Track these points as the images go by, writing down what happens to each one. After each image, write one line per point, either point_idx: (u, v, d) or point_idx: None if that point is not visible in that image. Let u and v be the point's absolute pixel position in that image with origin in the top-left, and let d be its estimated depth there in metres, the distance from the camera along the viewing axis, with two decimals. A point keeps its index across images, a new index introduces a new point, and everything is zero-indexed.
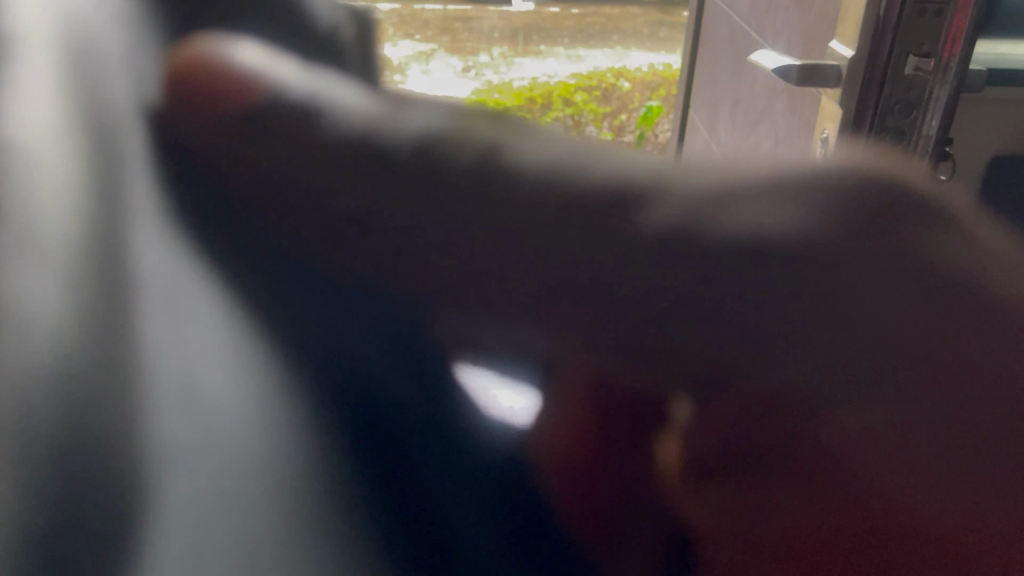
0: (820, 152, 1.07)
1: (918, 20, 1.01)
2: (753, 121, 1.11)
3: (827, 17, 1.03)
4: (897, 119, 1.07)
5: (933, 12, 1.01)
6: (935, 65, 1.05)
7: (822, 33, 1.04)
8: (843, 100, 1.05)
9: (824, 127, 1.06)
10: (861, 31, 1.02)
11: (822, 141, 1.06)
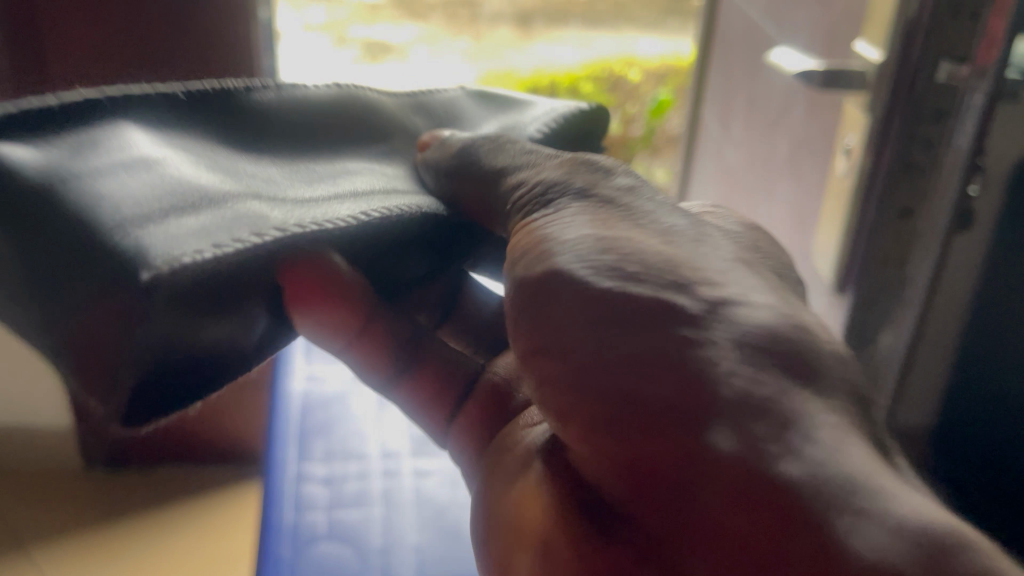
0: (844, 175, 0.58)
1: (949, 22, 0.46)
2: (768, 125, 0.71)
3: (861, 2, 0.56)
4: (924, 128, 0.50)
5: (968, 16, 0.46)
6: (965, 75, 0.45)
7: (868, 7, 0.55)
8: (870, 112, 0.53)
9: (850, 134, 0.57)
10: (891, 25, 0.50)
11: (846, 159, 0.57)
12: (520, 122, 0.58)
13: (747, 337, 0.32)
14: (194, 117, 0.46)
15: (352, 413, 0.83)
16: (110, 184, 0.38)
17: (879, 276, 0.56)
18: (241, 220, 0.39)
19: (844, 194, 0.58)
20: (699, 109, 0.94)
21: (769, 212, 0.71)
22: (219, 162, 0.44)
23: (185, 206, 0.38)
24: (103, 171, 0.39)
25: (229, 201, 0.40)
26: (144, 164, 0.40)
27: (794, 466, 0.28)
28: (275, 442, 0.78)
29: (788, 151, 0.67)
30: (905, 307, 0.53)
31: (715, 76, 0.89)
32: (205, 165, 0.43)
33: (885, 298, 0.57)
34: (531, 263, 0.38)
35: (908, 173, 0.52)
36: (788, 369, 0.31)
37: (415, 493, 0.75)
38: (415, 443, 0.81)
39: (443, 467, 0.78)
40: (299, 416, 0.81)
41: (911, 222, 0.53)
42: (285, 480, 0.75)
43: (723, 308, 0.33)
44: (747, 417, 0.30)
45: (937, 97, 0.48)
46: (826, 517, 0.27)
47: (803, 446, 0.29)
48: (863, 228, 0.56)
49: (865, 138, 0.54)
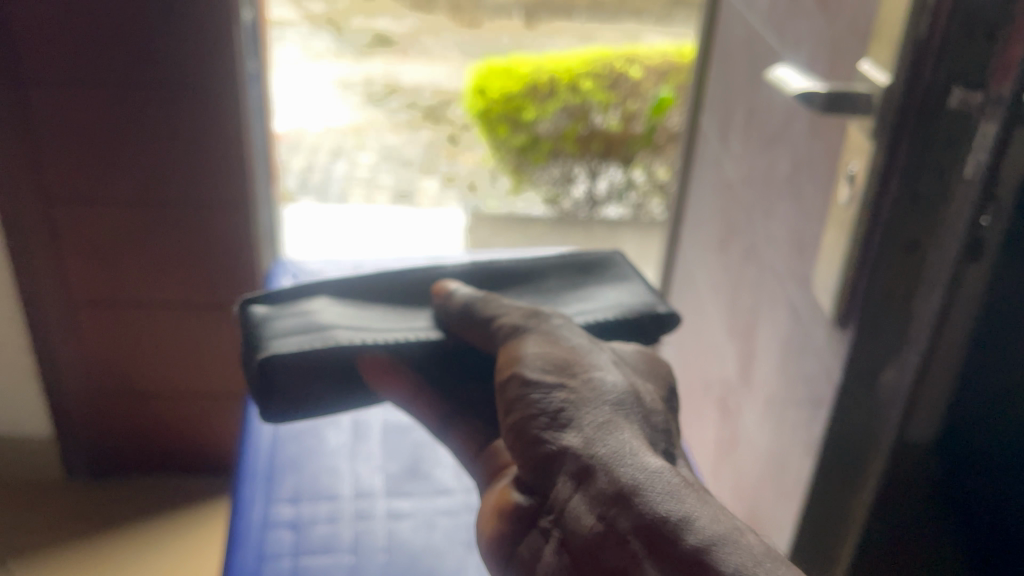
0: (845, 205, 0.51)
1: (964, 46, 0.40)
2: (767, 139, 0.66)
3: (865, 20, 0.50)
4: (934, 157, 0.43)
5: (984, 37, 0.39)
6: (981, 102, 0.39)
7: (870, 23, 0.49)
8: (876, 139, 0.47)
9: (852, 160, 0.50)
10: (900, 48, 0.44)
11: (848, 188, 0.50)
12: (583, 308, 0.61)
13: (600, 388, 0.40)
14: (345, 283, 0.63)
15: (327, 450, 0.79)
16: (280, 328, 0.57)
17: (883, 314, 0.48)
18: (312, 339, 0.55)
19: (842, 227, 0.51)
20: (701, 114, 0.89)
21: (768, 234, 0.65)
22: (354, 314, 0.60)
23: (309, 334, 0.56)
24: (280, 320, 0.58)
25: (323, 329, 0.56)
26: (303, 317, 0.58)
27: (598, 446, 0.37)
28: (243, 481, 0.74)
29: (786, 170, 0.61)
30: (908, 352, 0.46)
31: (716, 82, 0.84)
32: (347, 315, 0.59)
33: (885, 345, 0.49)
34: (500, 369, 0.43)
35: (914, 207, 0.45)
36: (619, 409, 0.40)
37: (387, 538, 0.71)
38: (389, 482, 0.77)
39: (414, 508, 0.74)
40: (267, 455, 0.77)
41: (918, 262, 0.45)
42: (251, 524, 0.71)
43: (583, 372, 0.41)
44: (572, 417, 0.38)
45: (950, 121, 0.42)
46: (608, 474, 0.35)
47: (606, 434, 0.37)
48: (868, 263, 0.49)
49: (869, 166, 0.48)
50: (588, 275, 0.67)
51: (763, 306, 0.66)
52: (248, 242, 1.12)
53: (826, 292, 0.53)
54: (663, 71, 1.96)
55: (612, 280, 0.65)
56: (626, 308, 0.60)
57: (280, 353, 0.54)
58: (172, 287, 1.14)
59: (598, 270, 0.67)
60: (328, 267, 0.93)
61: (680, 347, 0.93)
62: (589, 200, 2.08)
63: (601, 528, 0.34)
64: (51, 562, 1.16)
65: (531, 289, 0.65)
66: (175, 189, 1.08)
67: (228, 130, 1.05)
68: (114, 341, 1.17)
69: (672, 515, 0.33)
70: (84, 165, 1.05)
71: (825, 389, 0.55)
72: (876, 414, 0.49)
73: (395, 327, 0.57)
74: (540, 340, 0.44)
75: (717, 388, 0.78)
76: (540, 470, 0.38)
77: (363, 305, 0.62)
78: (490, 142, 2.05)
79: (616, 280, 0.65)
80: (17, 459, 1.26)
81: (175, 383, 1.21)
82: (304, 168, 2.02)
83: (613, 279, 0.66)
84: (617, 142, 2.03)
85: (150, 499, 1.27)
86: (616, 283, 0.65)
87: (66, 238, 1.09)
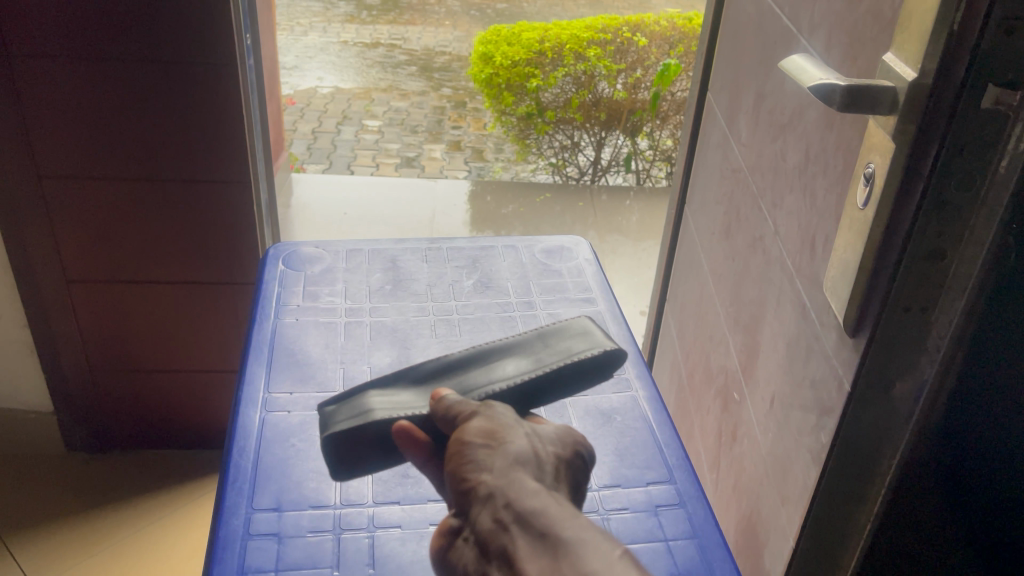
0: (862, 208, 0.46)
1: (1005, 46, 0.37)
2: (780, 127, 0.62)
3: (892, 9, 0.46)
4: (964, 160, 0.39)
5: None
6: None
7: (897, 10, 0.45)
8: (899, 139, 0.42)
9: (869, 157, 0.46)
10: (929, 45, 0.40)
11: (866, 190, 0.46)
12: (523, 365, 0.63)
13: (511, 444, 0.49)
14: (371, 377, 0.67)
15: (316, 448, 0.67)
16: (341, 415, 0.62)
17: (901, 325, 0.44)
18: (348, 417, 0.61)
19: (854, 231, 0.47)
20: (709, 92, 0.86)
21: (778, 227, 0.62)
22: (379, 389, 0.64)
23: (354, 418, 0.61)
24: (339, 408, 0.63)
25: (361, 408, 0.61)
26: (358, 402, 0.63)
27: (501, 477, 0.47)
28: (225, 484, 0.64)
29: (799, 161, 0.57)
30: (931, 362, 0.43)
31: (725, 61, 0.81)
32: (394, 393, 0.63)
33: (898, 357, 0.46)
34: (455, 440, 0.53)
35: (938, 215, 0.41)
36: (530, 461, 0.48)
37: (371, 552, 0.60)
38: (379, 486, 0.64)
39: (411, 520, 0.62)
40: (252, 452, 0.66)
41: (942, 271, 0.42)
42: (231, 536, 0.60)
43: (507, 435, 0.50)
44: (486, 463, 0.48)
45: (982, 123, 0.38)
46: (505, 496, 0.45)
47: (511, 470, 0.47)
48: (884, 270, 0.44)
49: (890, 168, 0.43)
50: (561, 328, 0.66)
51: (769, 302, 0.63)
52: (244, 216, 1.09)
53: (838, 297, 0.49)
54: (673, 38, 1.90)
55: (578, 335, 0.65)
56: (565, 356, 0.63)
57: (331, 431, 0.60)
58: (167, 262, 1.11)
59: (569, 326, 0.66)
60: (324, 251, 0.89)
61: (681, 332, 0.90)
62: (593, 166, 2.11)
63: (494, 527, 0.44)
64: (46, 539, 1.13)
65: (497, 352, 0.65)
66: (169, 163, 1.04)
67: (221, 104, 1.01)
68: (108, 318, 1.14)
69: (544, 513, 0.43)
70: (74, 138, 1.01)
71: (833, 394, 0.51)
72: (890, 425, 0.47)
73: (408, 402, 0.61)
74: (478, 417, 0.52)
75: (719, 379, 0.74)
76: (462, 498, 0.47)
77: (386, 380, 0.65)
78: (496, 110, 2.03)
79: (586, 334, 0.65)
80: (11, 433, 1.24)
81: (170, 359, 1.19)
82: (311, 136, 2.26)
83: (579, 334, 0.65)
84: (624, 110, 1.99)
85: (143, 473, 1.24)
86: (564, 324, 0.67)
87: (57, 213, 1.06)
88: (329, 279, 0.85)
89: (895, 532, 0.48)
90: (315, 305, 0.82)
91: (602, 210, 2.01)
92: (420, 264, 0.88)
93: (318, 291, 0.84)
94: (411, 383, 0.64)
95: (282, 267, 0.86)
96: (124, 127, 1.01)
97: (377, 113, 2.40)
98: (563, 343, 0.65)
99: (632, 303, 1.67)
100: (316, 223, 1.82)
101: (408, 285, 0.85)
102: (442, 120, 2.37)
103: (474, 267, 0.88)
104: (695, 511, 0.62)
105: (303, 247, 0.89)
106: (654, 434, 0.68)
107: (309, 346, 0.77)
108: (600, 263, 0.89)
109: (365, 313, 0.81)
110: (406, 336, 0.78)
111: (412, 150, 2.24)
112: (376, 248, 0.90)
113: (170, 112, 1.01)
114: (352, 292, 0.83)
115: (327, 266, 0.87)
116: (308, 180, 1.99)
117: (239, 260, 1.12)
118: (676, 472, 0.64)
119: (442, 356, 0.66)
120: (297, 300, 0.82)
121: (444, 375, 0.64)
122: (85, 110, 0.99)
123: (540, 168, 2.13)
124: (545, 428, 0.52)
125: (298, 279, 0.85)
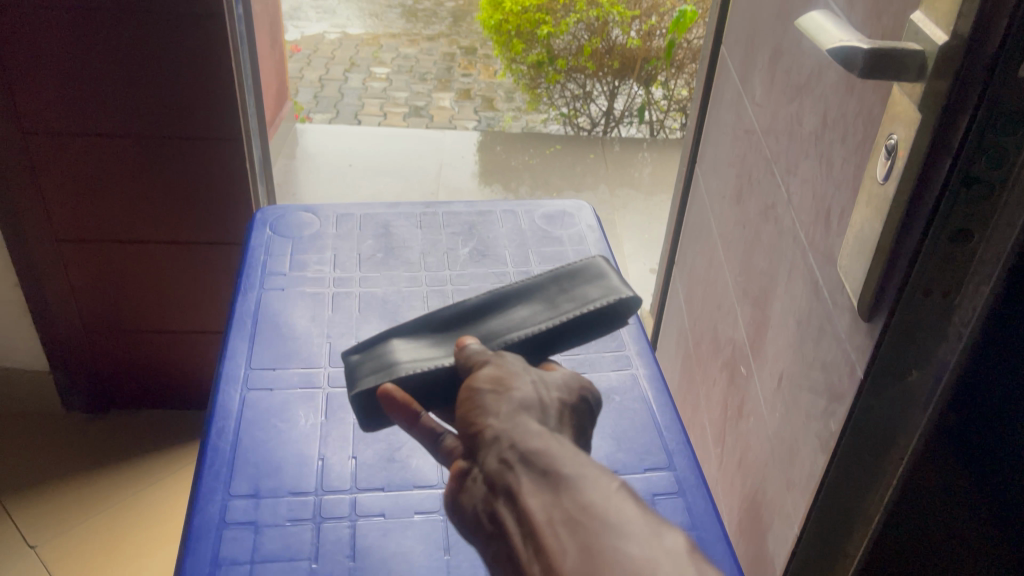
0: (882, 183, 0.43)
1: None
2: (796, 88, 0.58)
3: None
4: (998, 134, 0.35)
5: None
6: None
7: None
8: (925, 107, 0.38)
9: (891, 127, 0.42)
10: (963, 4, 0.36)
11: (888, 164, 0.42)
12: (539, 313, 0.63)
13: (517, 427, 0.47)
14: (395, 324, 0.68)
15: (299, 430, 0.65)
16: (366, 369, 0.64)
17: (919, 310, 0.41)
18: (374, 371, 0.63)
19: (872, 206, 0.44)
20: (723, 46, 0.81)
21: (791, 195, 0.58)
22: (403, 340, 0.65)
23: (382, 372, 0.63)
24: (365, 360, 0.65)
25: (387, 361, 0.63)
26: (383, 354, 0.64)
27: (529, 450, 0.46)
28: (201, 468, 0.62)
29: (816, 126, 0.53)
30: (947, 355, 0.40)
31: (741, 13, 0.76)
32: (420, 344, 0.65)
33: (914, 345, 0.42)
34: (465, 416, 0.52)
35: (966, 196, 0.37)
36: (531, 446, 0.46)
37: (353, 540, 0.58)
38: (362, 470, 0.63)
39: (395, 509, 0.60)
40: (230, 435, 0.64)
41: (967, 256, 0.38)
42: (205, 526, 0.58)
43: (514, 382, 0.53)
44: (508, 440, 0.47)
45: (1019, 93, 0.34)
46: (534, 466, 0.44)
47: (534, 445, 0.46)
48: (904, 253, 0.41)
49: (915, 138, 0.39)
50: (574, 271, 0.66)
51: (781, 275, 0.59)
52: (237, 173, 1.05)
53: (853, 277, 0.46)
54: None
55: (592, 280, 0.65)
56: (580, 304, 0.63)
57: (358, 387, 0.62)
58: (158, 222, 1.08)
59: (583, 268, 0.66)
60: (314, 216, 0.87)
61: (689, 299, 0.87)
62: (605, 116, 2.05)
63: (500, 467, 0.47)
64: (44, 500, 1.12)
65: (515, 296, 0.66)
66: (158, 119, 1.01)
67: (209, 56, 0.97)
68: (100, 278, 1.12)
69: (546, 451, 0.46)
70: (59, 94, 0.98)
71: (845, 381, 0.48)
72: (900, 416, 0.44)
73: (432, 356, 0.62)
74: (489, 364, 0.56)
75: (726, 351, 0.71)
76: (471, 441, 0.50)
77: (410, 329, 0.67)
78: (506, 58, 1.97)
79: (599, 278, 0.65)
80: (12, 391, 1.23)
81: (165, 319, 1.17)
82: (318, 84, 2.21)
83: (593, 278, 0.65)
84: (639, 58, 1.93)
85: (142, 433, 1.23)
86: (578, 268, 0.66)
87: (44, 172, 1.03)
88: (317, 247, 0.83)
89: (898, 530, 0.45)
90: (301, 275, 0.80)
91: (614, 162, 1.96)
92: (413, 230, 0.86)
93: (305, 259, 0.81)
94: (434, 333, 0.66)
95: (269, 234, 0.84)
96: (108, 83, 0.97)
97: (385, 60, 2.36)
98: (577, 287, 0.65)
99: (642, 261, 1.63)
100: (321, 175, 1.78)
101: (400, 253, 0.82)
102: (452, 68, 2.32)
103: (471, 233, 0.86)
104: (695, 500, 0.60)
105: (295, 213, 0.87)
106: (654, 417, 0.66)
107: (294, 319, 0.74)
108: (602, 231, 0.87)
109: (354, 284, 0.79)
110: (397, 308, 0.76)
111: (420, 99, 2.19)
112: (368, 213, 0.88)
113: (156, 66, 0.97)
114: (343, 261, 0.81)
115: (316, 233, 0.85)
116: (313, 130, 1.95)
117: (232, 221, 1.09)
118: (675, 458, 0.63)
119: (462, 302, 0.67)
120: (284, 268, 0.80)
121: (466, 325, 0.65)
122: (67, 65, 0.96)
123: (551, 119, 2.08)
124: (552, 372, 0.55)
125: (287, 245, 0.83)
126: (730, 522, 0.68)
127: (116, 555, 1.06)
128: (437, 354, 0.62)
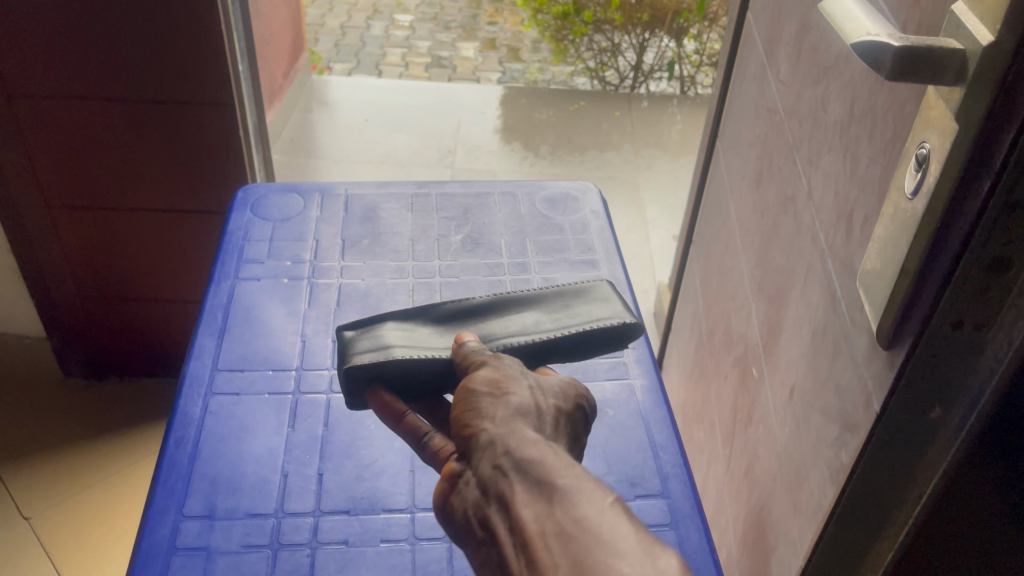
0: (910, 197, 0.37)
1: None
2: (822, 71, 0.52)
3: None
4: None
5: None
6: None
7: None
8: (964, 116, 0.33)
9: (923, 132, 0.37)
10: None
11: (917, 177, 0.37)
12: (541, 323, 0.60)
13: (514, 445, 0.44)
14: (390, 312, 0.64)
15: (259, 442, 0.65)
16: (358, 345, 0.59)
17: (947, 342, 0.36)
18: (367, 351, 0.58)
19: (897, 221, 0.38)
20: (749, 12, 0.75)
21: (812, 189, 0.52)
22: (399, 325, 0.61)
23: (373, 351, 0.58)
24: (359, 337, 0.60)
25: (380, 344, 0.59)
26: (377, 335, 0.60)
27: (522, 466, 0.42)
28: (156, 483, 0.62)
29: (841, 117, 0.48)
30: (974, 398, 0.35)
31: None
32: (414, 332, 0.60)
33: (939, 380, 0.37)
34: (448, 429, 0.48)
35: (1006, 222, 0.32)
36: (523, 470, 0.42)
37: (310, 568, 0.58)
38: (324, 489, 0.63)
39: (358, 537, 0.60)
40: (189, 445, 0.64)
41: (1004, 287, 0.33)
42: (155, 548, 0.59)
43: (509, 388, 0.49)
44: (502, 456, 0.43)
45: None
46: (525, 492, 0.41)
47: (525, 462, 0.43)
48: (931, 279, 0.36)
49: (949, 150, 0.34)
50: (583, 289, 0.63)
51: (797, 278, 0.54)
52: (233, 137, 1.01)
53: (874, 299, 0.41)
54: None
55: (600, 302, 0.61)
56: (585, 321, 0.59)
57: (350, 362, 0.57)
58: (152, 190, 1.05)
59: (594, 288, 0.63)
60: (300, 199, 0.87)
61: (704, 283, 0.82)
62: (634, 70, 1.97)
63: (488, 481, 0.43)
64: (50, 466, 1.12)
65: (517, 305, 0.62)
66: (148, 83, 0.96)
67: (199, 16, 0.91)
68: (95, 245, 1.10)
69: (530, 478, 0.42)
70: (45, 56, 0.93)
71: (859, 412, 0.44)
72: (917, 457, 0.39)
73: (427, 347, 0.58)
74: (486, 368, 0.51)
75: (738, 348, 0.67)
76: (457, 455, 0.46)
77: (405, 316, 0.62)
78: (531, 9, 1.90)
79: (607, 300, 0.62)
80: (17, 355, 1.22)
81: (163, 290, 1.15)
82: (339, 32, 2.15)
83: (602, 301, 0.61)
84: (670, 9, 1.84)
85: (145, 402, 1.22)
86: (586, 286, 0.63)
87: (35, 138, 0.99)
88: (298, 234, 0.83)
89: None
90: (278, 263, 0.80)
91: (641, 120, 1.88)
92: (404, 214, 0.86)
93: (284, 247, 0.82)
94: (429, 322, 0.61)
95: (250, 216, 0.85)
96: (97, 43, 0.93)
97: (410, 6, 2.28)
98: (583, 304, 0.61)
99: (664, 228, 1.57)
100: (339, 128, 1.73)
101: (386, 241, 0.82)
102: (478, 16, 2.24)
103: (465, 218, 0.86)
104: (688, 534, 0.59)
105: (280, 197, 0.87)
106: (650, 436, 0.65)
107: (269, 314, 0.75)
108: (612, 232, 0.84)
109: (334, 275, 0.79)
110: (379, 301, 0.76)
111: (443, 48, 2.12)
112: (355, 194, 0.88)
113: (145, 26, 0.92)
114: (326, 248, 0.82)
115: (303, 215, 0.85)
116: (333, 81, 1.90)
117: (227, 190, 1.06)
118: (670, 484, 0.62)
119: (463, 299, 0.63)
120: (262, 254, 0.80)
121: (463, 322, 0.61)
122: (51, 26, 0.91)
123: (578, 72, 2.01)
124: (547, 381, 0.51)
125: (268, 227, 0.83)
126: (733, 532, 0.64)
127: (107, 528, 1.05)
128: (430, 346, 0.58)
